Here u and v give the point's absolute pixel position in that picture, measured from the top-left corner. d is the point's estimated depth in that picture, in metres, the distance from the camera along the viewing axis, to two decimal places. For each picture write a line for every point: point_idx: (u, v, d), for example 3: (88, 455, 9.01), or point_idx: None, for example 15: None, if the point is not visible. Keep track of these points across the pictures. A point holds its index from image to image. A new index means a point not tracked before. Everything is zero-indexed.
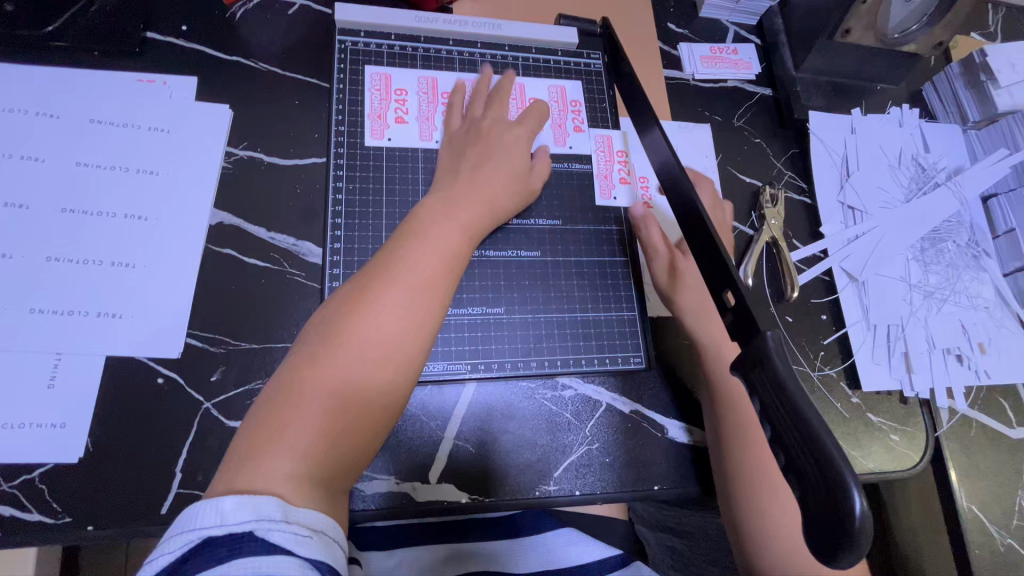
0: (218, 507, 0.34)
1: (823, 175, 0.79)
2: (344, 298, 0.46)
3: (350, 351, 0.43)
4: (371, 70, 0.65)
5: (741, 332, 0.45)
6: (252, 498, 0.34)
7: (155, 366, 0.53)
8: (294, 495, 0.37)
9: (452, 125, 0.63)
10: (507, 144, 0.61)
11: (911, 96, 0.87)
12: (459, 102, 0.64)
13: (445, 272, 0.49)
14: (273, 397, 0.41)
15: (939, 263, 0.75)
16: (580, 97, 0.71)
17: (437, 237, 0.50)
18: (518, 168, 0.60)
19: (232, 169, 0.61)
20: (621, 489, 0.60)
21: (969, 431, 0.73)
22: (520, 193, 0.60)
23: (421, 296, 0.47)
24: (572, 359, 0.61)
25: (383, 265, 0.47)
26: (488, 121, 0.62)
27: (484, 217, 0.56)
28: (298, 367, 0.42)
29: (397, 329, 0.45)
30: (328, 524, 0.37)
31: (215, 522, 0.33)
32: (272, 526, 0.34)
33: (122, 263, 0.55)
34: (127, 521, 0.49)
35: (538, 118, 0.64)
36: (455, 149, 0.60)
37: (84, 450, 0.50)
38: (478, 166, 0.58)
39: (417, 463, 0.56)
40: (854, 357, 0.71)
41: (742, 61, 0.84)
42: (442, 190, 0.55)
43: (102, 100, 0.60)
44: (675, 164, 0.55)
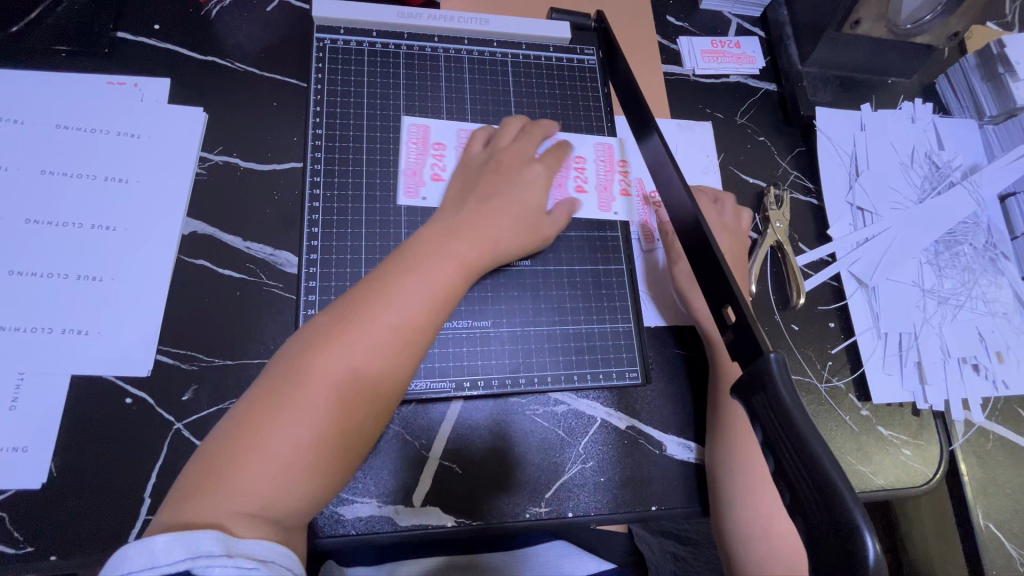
0: (149, 545, 0.31)
1: (830, 174, 0.75)
2: (331, 319, 0.43)
3: (327, 380, 0.40)
4: (409, 121, 0.62)
5: (742, 352, 0.42)
6: (186, 533, 0.32)
7: (124, 385, 0.51)
8: (237, 526, 0.34)
9: (471, 151, 0.60)
10: (525, 180, 0.56)
11: (924, 89, 0.82)
12: (485, 135, 0.61)
13: (438, 304, 0.46)
14: (239, 419, 0.38)
15: (954, 267, 0.71)
16: (629, 158, 0.66)
17: (435, 261, 0.47)
18: (529, 212, 0.55)
19: (206, 175, 0.58)
20: (618, 511, 0.56)
21: (986, 444, 0.69)
22: (531, 238, 0.55)
23: (408, 330, 0.43)
24: (565, 375, 0.58)
25: (374, 288, 0.44)
26: (510, 153, 0.58)
27: (493, 250, 0.52)
28: (270, 389, 0.39)
29: (379, 363, 0.42)
30: (279, 551, 0.35)
31: (147, 563, 0.31)
32: (210, 562, 0.31)
33: (88, 277, 0.52)
34: (92, 550, 0.46)
35: (558, 161, 0.60)
36: (466, 174, 0.57)
37: (47, 475, 0.47)
38: (488, 198, 0.54)
39: (399, 485, 0.54)
40: (863, 368, 0.68)
41: (745, 55, 0.80)
42: (448, 216, 0.52)
43: (69, 105, 0.57)
44: (676, 172, 0.52)
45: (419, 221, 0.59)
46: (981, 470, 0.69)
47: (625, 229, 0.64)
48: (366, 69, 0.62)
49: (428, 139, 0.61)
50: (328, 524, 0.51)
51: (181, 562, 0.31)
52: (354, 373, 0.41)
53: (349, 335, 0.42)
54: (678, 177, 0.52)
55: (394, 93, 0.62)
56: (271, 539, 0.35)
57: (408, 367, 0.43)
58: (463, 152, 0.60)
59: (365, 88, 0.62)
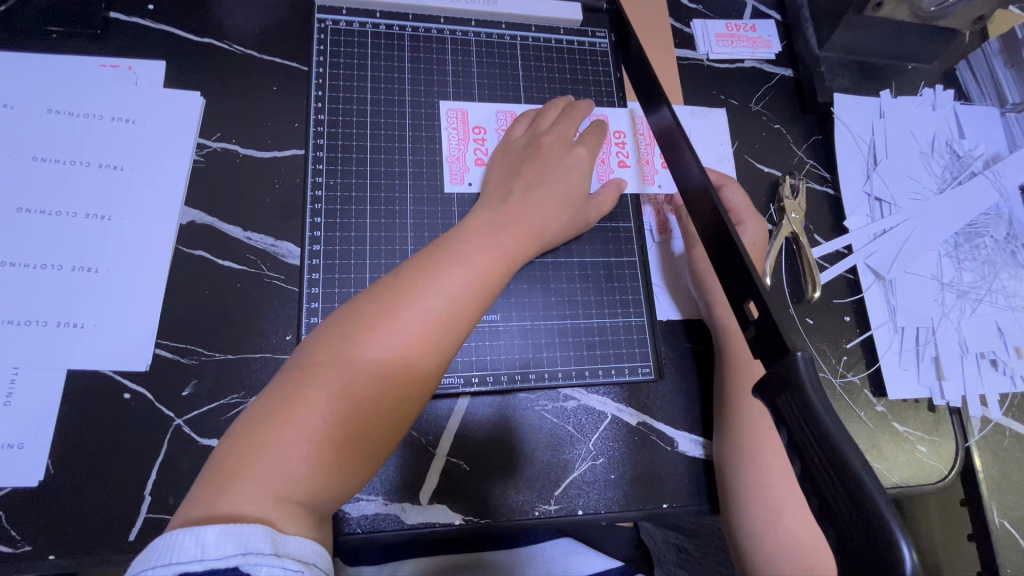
0: (197, 537, 0.31)
1: (847, 164, 0.72)
2: (361, 309, 0.42)
3: (359, 367, 0.39)
4: (445, 107, 0.60)
5: (765, 349, 0.40)
6: (237, 528, 0.31)
7: (122, 380, 0.49)
8: (285, 522, 0.33)
9: (514, 134, 0.59)
10: (570, 165, 0.56)
11: (945, 76, 0.79)
12: (529, 116, 0.60)
13: (473, 299, 0.45)
14: (272, 397, 0.38)
15: (973, 260, 0.70)
16: (626, 129, 0.65)
17: (466, 255, 0.46)
18: (576, 195, 0.56)
19: (204, 162, 0.56)
20: (630, 509, 0.55)
21: (1002, 440, 0.68)
22: (574, 224, 0.56)
23: (444, 324, 0.42)
24: (576, 370, 0.56)
25: (406, 279, 0.43)
26: (553, 137, 0.57)
27: (528, 246, 0.51)
28: (298, 376, 0.38)
29: (411, 356, 0.41)
30: (319, 553, 0.34)
31: (194, 555, 0.30)
32: (259, 560, 0.31)
33: (84, 268, 0.51)
34: (92, 549, 0.45)
35: (598, 142, 0.59)
36: (507, 162, 0.56)
37: (44, 473, 0.46)
38: (533, 186, 0.54)
39: (406, 482, 0.52)
40: (879, 363, 0.66)
41: (761, 39, 0.77)
42: (489, 209, 0.52)
43: (61, 88, 0.55)
44: (693, 159, 0.49)
45: (425, 210, 0.57)
46: (997, 467, 0.68)
47: (637, 219, 0.62)
48: (370, 51, 0.60)
49: (449, 125, 0.60)
50: (333, 522, 0.50)
51: (231, 558, 0.30)
52: (381, 365, 0.40)
53: (380, 327, 0.41)
54: (691, 158, 0.50)
55: (399, 77, 0.60)
56: (312, 537, 0.34)
57: (437, 363, 0.42)
58: (503, 138, 0.59)
59: (368, 72, 0.59)
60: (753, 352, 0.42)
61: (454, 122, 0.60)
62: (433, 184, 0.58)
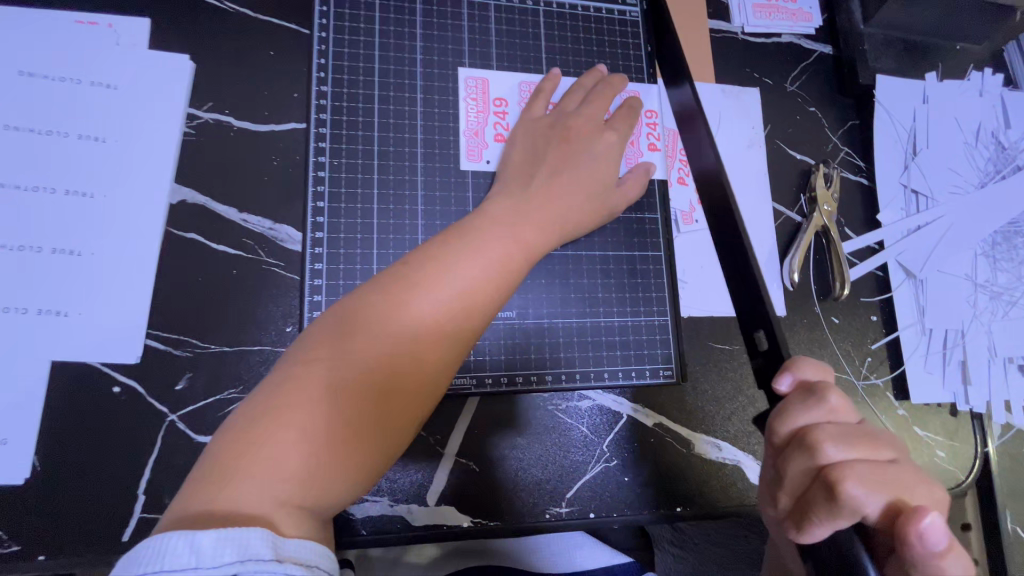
0: (192, 543, 0.27)
1: (886, 153, 0.68)
2: (368, 296, 0.38)
3: (371, 361, 0.36)
4: (464, 74, 0.55)
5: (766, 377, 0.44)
6: (235, 533, 0.28)
7: (110, 373, 0.46)
8: (286, 525, 0.30)
9: (535, 112, 0.54)
10: (597, 150, 0.52)
11: (994, 58, 0.74)
12: (549, 89, 0.54)
13: (492, 292, 0.41)
14: (273, 392, 0.34)
15: (1010, 260, 0.66)
16: (658, 108, 0.60)
17: (480, 241, 0.43)
18: (600, 184, 0.51)
19: (194, 135, 0.51)
20: (645, 512, 0.53)
21: (1021, 447, 0.66)
22: (599, 213, 0.52)
23: (460, 318, 0.39)
24: (594, 371, 0.54)
25: (421, 266, 0.40)
26: (582, 120, 0.52)
27: (549, 238, 0.47)
28: (302, 371, 0.35)
29: (425, 352, 0.38)
30: (323, 554, 0.30)
31: (187, 562, 0.27)
32: (259, 567, 0.27)
33: (67, 251, 0.47)
34: (83, 550, 0.43)
35: (630, 125, 0.54)
36: (529, 140, 0.52)
37: (30, 470, 0.44)
38: (557, 171, 0.50)
39: (414, 482, 0.50)
40: (904, 366, 0.64)
41: (802, 11, 0.71)
42: (507, 195, 0.48)
43: (33, 47, 0.49)
44: (710, 147, 0.49)
45: (437, 196, 0.52)
46: (1016, 475, 0.66)
47: (664, 209, 0.58)
48: (378, 14, 0.54)
49: (465, 100, 0.55)
50: (338, 523, 0.48)
51: (228, 567, 0.27)
52: (389, 359, 0.36)
53: (388, 317, 0.37)
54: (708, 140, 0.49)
55: (409, 45, 0.54)
56: (316, 539, 0.31)
57: (447, 357, 0.39)
58: (522, 116, 0.54)
59: (375, 37, 0.54)
60: (756, 377, 0.46)
61: (469, 98, 0.55)
62: (446, 166, 0.53)
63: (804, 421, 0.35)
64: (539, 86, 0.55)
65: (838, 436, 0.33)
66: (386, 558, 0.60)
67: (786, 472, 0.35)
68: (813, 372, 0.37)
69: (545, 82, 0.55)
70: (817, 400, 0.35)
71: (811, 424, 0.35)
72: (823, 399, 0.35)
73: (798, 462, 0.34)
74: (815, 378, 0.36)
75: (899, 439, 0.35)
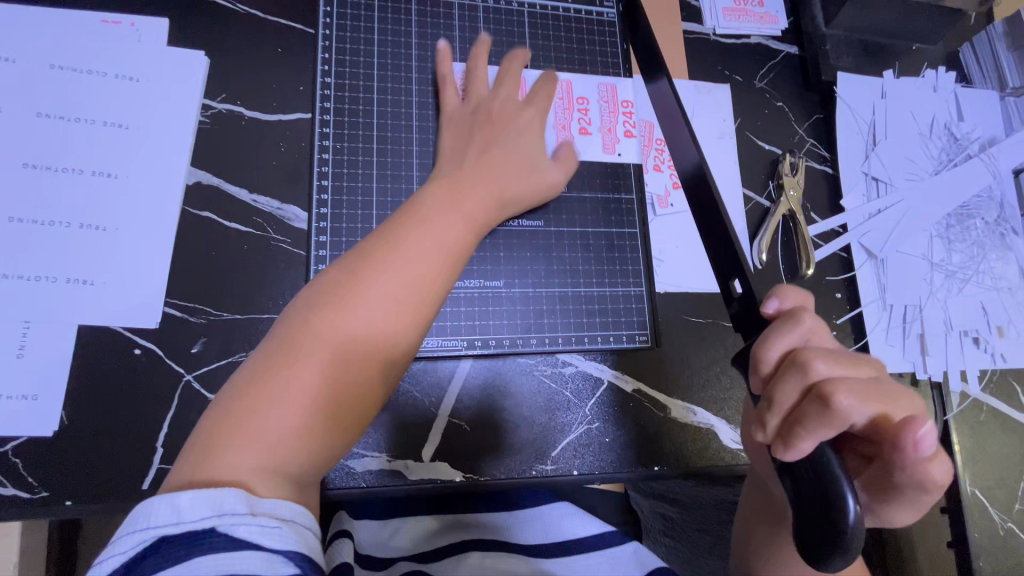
0: (173, 504, 0.31)
1: (848, 143, 0.73)
2: (320, 283, 0.42)
3: (330, 339, 0.39)
4: (457, 69, 0.61)
5: (746, 322, 0.45)
6: (209, 493, 0.31)
7: (131, 337, 0.50)
8: (261, 487, 0.33)
9: (454, 103, 0.57)
10: (520, 126, 0.56)
11: (948, 57, 0.79)
12: (481, 76, 0.58)
13: (441, 263, 0.44)
14: (243, 382, 0.37)
15: (963, 241, 0.71)
16: (633, 99, 0.65)
17: (426, 221, 0.46)
18: (531, 158, 0.56)
19: (208, 124, 0.56)
20: (626, 469, 0.58)
21: (979, 415, 0.71)
22: (543, 190, 0.56)
23: (410, 288, 0.42)
24: (575, 336, 0.58)
25: (369, 251, 0.43)
26: (498, 102, 0.57)
27: (494, 208, 0.52)
28: (267, 359, 0.38)
29: (379, 322, 0.41)
30: (301, 513, 0.33)
31: (171, 519, 0.30)
32: (235, 520, 0.30)
33: (92, 226, 0.51)
34: (107, 496, 0.47)
35: (548, 97, 0.59)
36: (455, 128, 0.56)
37: (58, 424, 0.48)
38: (489, 148, 0.54)
39: (411, 438, 0.54)
40: (867, 338, 0.68)
41: (769, 14, 0.76)
42: (450, 176, 0.51)
43: (62, 43, 0.54)
44: (692, 145, 0.51)
45: (430, 177, 0.57)
46: (976, 441, 0.71)
47: (640, 190, 0.63)
48: (377, 14, 0.59)
49: (435, 92, 0.59)
50: (337, 477, 0.52)
51: (206, 521, 0.30)
52: (354, 333, 0.40)
53: (349, 295, 0.41)
54: (689, 138, 0.52)
55: (406, 42, 0.59)
56: (291, 500, 0.34)
57: (408, 329, 0.42)
58: (440, 107, 0.58)
59: (373, 35, 0.59)
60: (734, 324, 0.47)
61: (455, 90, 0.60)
62: (438, 150, 0.58)
63: (789, 343, 0.36)
64: (464, 77, 0.59)
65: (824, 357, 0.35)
66: (383, 534, 0.63)
67: (781, 405, 0.35)
68: (786, 300, 0.39)
69: (441, 68, 0.58)
70: (797, 326, 0.36)
71: (792, 351, 0.36)
72: (803, 322, 0.36)
73: (795, 383, 0.35)
74: (790, 306, 0.38)
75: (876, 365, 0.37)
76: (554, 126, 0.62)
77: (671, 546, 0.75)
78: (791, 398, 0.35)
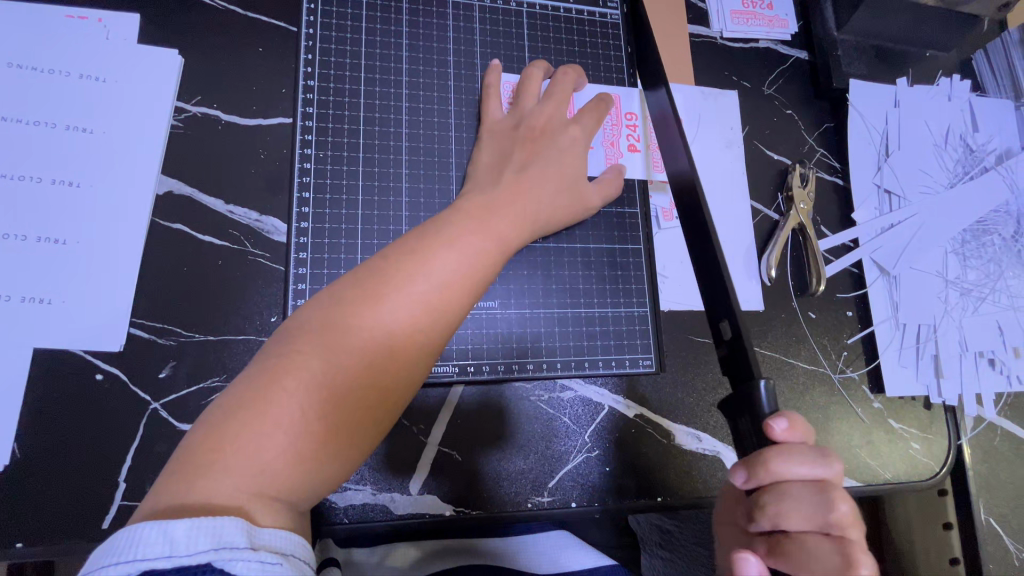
0: (166, 532, 0.27)
1: (860, 154, 0.70)
2: (342, 290, 0.38)
3: (346, 352, 0.35)
4: (452, 72, 0.57)
5: (733, 368, 0.42)
6: (208, 522, 0.28)
7: (93, 360, 0.46)
8: (260, 515, 0.30)
9: (494, 114, 0.55)
10: (564, 145, 0.53)
11: (962, 65, 0.76)
12: (531, 87, 0.55)
13: (467, 284, 0.41)
14: (247, 388, 0.34)
15: (979, 258, 0.68)
16: (637, 110, 0.61)
17: (454, 236, 0.43)
18: (571, 178, 0.52)
19: (182, 128, 0.52)
20: (625, 501, 0.54)
21: (993, 439, 0.68)
22: (573, 210, 0.53)
23: (436, 309, 0.39)
24: (575, 360, 0.55)
25: (396, 261, 0.39)
26: (544, 117, 0.53)
27: (525, 232, 0.48)
28: (277, 366, 0.34)
29: (399, 340, 0.37)
30: (297, 543, 0.31)
31: (161, 551, 0.26)
32: (234, 555, 0.27)
33: (53, 239, 0.47)
34: (64, 537, 0.43)
35: (596, 119, 0.56)
36: (495, 142, 0.53)
37: (10, 457, 0.43)
38: (525, 166, 0.51)
39: (398, 470, 0.51)
40: (879, 359, 0.65)
41: (778, 18, 0.73)
42: (482, 194, 0.48)
43: (20, 39, 0.50)
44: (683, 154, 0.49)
45: (421, 188, 0.53)
46: (990, 466, 0.68)
47: (644, 204, 0.59)
48: (365, 12, 0.55)
49: (476, 101, 0.57)
50: (318, 513, 0.49)
51: (203, 555, 0.27)
52: (367, 354, 0.36)
53: (366, 308, 0.37)
54: (683, 149, 0.49)
55: (396, 42, 0.56)
56: (290, 530, 0.31)
57: (428, 346, 0.39)
58: (483, 119, 0.55)
59: (361, 35, 0.55)
60: (722, 367, 0.43)
61: (469, 94, 0.57)
62: (429, 160, 0.54)
63: (811, 473, 0.36)
64: (519, 86, 0.56)
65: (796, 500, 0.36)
66: (371, 558, 0.59)
67: (777, 518, 0.36)
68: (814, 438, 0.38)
69: (487, 76, 0.56)
70: (822, 464, 0.36)
71: (810, 480, 0.36)
72: (828, 464, 0.36)
73: (794, 516, 0.36)
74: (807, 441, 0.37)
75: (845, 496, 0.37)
76: (601, 143, 0.59)
77: (666, 558, 0.68)
78: (790, 521, 0.36)
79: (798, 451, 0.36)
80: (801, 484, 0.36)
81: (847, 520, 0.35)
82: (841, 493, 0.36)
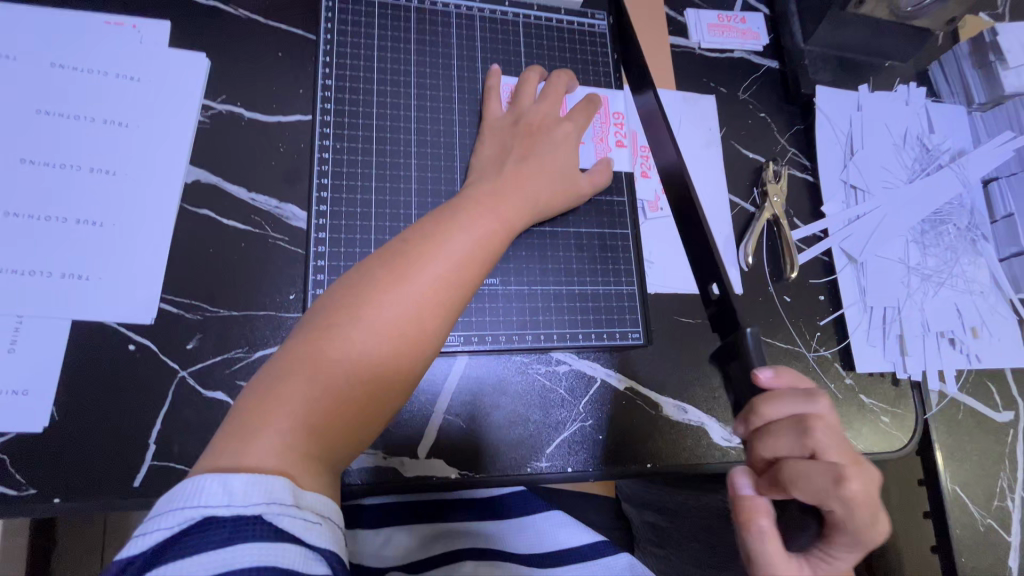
0: (225, 485, 0.31)
1: (828, 152, 0.76)
2: (364, 270, 0.43)
3: (371, 323, 0.40)
4: (456, 74, 0.62)
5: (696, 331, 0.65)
6: (263, 479, 0.32)
7: (126, 332, 0.50)
8: (300, 476, 0.34)
9: (495, 112, 0.60)
10: (558, 139, 0.58)
11: (918, 74, 0.84)
12: (529, 88, 0.61)
13: (476, 264, 0.46)
14: (286, 357, 0.38)
15: (937, 246, 0.75)
16: (624, 110, 0.67)
17: (464, 222, 0.47)
18: (565, 169, 0.58)
19: (208, 124, 0.57)
20: (619, 468, 0.58)
21: (956, 414, 0.73)
22: (568, 196, 0.58)
23: (449, 286, 0.43)
24: (570, 333, 0.59)
25: (412, 244, 0.44)
26: (540, 115, 0.59)
27: (527, 217, 0.53)
28: (311, 338, 0.39)
29: (417, 312, 0.41)
30: (333, 508, 0.35)
31: (221, 501, 0.30)
32: (282, 511, 0.31)
33: (90, 222, 0.51)
34: (98, 494, 0.46)
35: (587, 117, 0.61)
36: (496, 137, 0.58)
37: (49, 419, 0.47)
38: (525, 157, 0.56)
39: (407, 436, 0.55)
40: (849, 339, 0.71)
41: (751, 31, 0.80)
42: (486, 184, 0.53)
43: (61, 42, 0.54)
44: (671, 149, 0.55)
45: (428, 177, 0.59)
46: (952, 438, 0.74)
47: (631, 193, 0.65)
48: (377, 21, 0.61)
49: (479, 101, 0.62)
50: None
51: (256, 507, 0.31)
52: (389, 324, 0.40)
53: (388, 289, 0.41)
54: (671, 141, 0.55)
55: (404, 48, 0.61)
56: (326, 494, 0.35)
57: (443, 323, 0.43)
58: (484, 117, 0.60)
59: (373, 41, 0.60)
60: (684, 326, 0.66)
61: (471, 94, 0.62)
62: (436, 153, 0.59)
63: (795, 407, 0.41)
64: (518, 87, 0.62)
65: (782, 429, 0.41)
66: (375, 543, 0.62)
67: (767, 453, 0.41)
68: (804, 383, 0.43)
69: (489, 79, 0.62)
70: (808, 401, 0.41)
71: (795, 414, 0.41)
72: (812, 401, 0.41)
73: (779, 445, 0.40)
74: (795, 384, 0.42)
75: (831, 428, 0.40)
76: (591, 139, 0.65)
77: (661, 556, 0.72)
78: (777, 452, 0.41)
79: (786, 390, 0.42)
80: (786, 419, 0.41)
81: (828, 445, 0.39)
82: (824, 424, 0.40)
